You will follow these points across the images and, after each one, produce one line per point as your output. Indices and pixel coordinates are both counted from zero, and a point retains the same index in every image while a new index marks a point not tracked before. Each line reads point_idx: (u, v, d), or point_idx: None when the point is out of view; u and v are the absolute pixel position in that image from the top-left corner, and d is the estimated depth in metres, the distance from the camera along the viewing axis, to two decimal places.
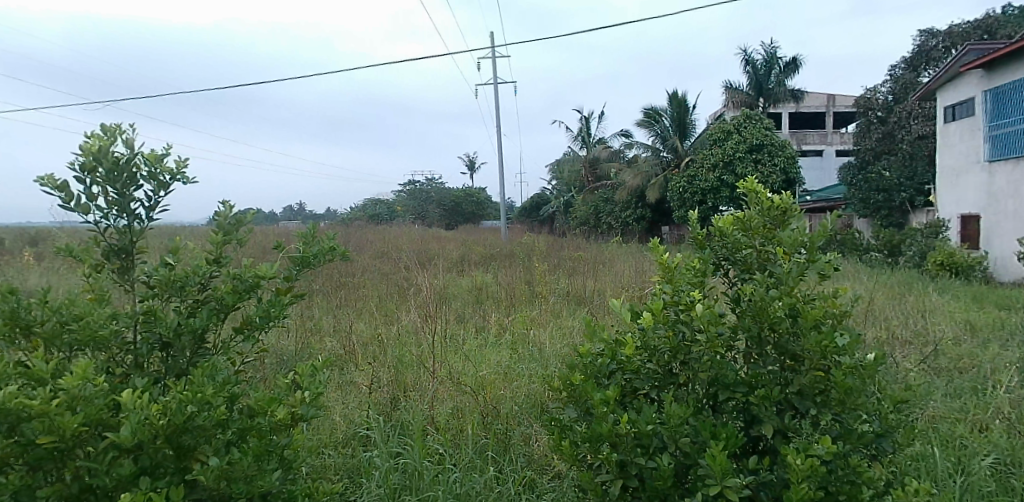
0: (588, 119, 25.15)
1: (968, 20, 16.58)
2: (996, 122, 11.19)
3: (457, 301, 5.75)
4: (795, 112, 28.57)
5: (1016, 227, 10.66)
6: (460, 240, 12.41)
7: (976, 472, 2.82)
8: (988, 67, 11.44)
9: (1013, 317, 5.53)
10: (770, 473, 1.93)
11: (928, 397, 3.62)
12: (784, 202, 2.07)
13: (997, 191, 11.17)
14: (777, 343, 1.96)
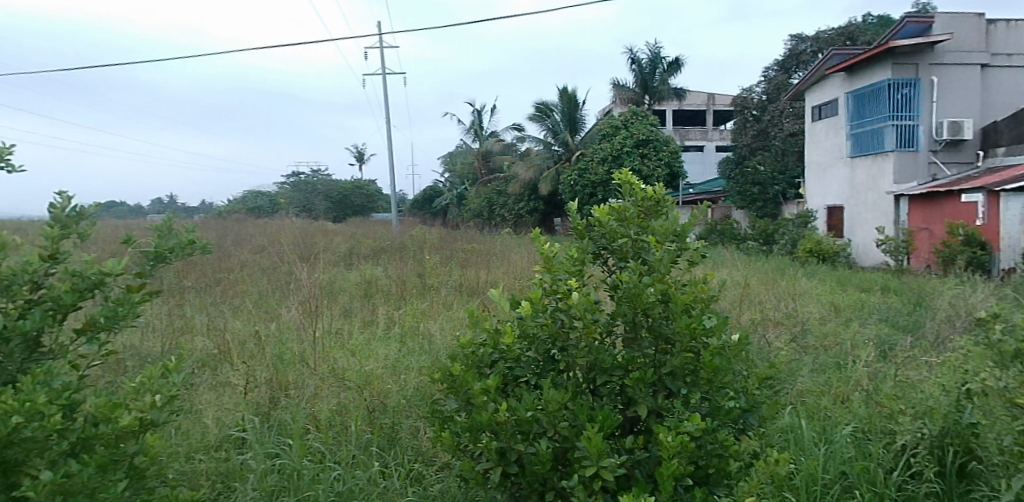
0: (481, 112, 25.40)
1: (833, 27, 17.93)
2: (862, 119, 12.80)
3: (344, 295, 5.68)
4: (680, 109, 30.09)
5: (875, 217, 12.62)
6: (349, 233, 12.21)
7: (838, 440, 3.10)
8: (850, 71, 13.17)
9: (870, 297, 6.10)
10: (645, 451, 2.03)
11: (797, 373, 3.95)
12: (656, 194, 2.19)
13: (859, 184, 13.11)
14: (651, 327, 2.06)
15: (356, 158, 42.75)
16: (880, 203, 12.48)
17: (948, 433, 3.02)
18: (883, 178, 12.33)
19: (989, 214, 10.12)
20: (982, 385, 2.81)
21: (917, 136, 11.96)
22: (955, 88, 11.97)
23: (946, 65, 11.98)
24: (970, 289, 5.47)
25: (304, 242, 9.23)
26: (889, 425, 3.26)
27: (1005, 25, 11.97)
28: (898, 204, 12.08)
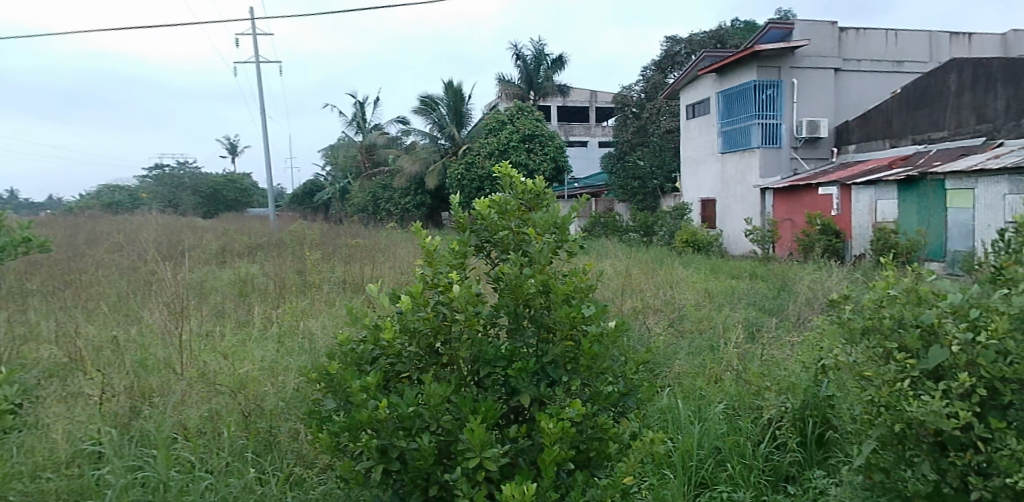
0: (363, 105, 25.10)
1: (705, 30, 19.08)
2: (732, 117, 13.80)
3: (216, 295, 5.40)
4: (565, 106, 30.99)
5: (744, 208, 13.76)
6: (221, 229, 11.58)
7: (712, 418, 3.32)
8: (719, 73, 14.15)
9: (739, 284, 6.55)
10: (528, 439, 2.08)
11: (674, 357, 4.20)
12: (536, 187, 2.25)
13: (729, 178, 14.17)
14: (533, 317, 2.11)
15: (227, 150, 40.54)
16: (748, 196, 13.61)
17: (808, 406, 3.36)
18: (750, 173, 13.41)
19: (842, 206, 11.25)
20: (836, 360, 3.10)
21: (779, 134, 13.08)
22: (813, 90, 13.11)
23: (804, 69, 13.09)
24: (824, 274, 6.01)
25: (170, 239, 8.67)
26: (757, 401, 3.52)
27: (854, 33, 13.21)
28: (762, 197, 13.22)
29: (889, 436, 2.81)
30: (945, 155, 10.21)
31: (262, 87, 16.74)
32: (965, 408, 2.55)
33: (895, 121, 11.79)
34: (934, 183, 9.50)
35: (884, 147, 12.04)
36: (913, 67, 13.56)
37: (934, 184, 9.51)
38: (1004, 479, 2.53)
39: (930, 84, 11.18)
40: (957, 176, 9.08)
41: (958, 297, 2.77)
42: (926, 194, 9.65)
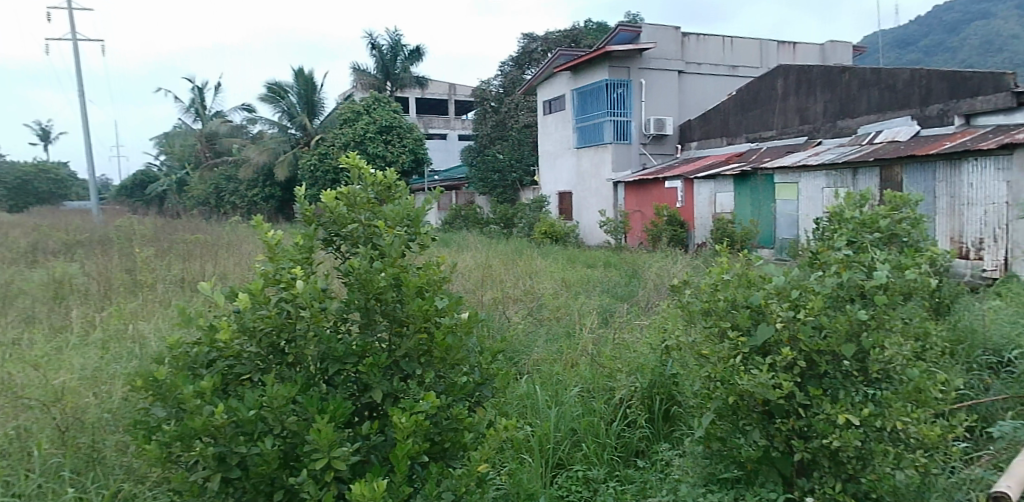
0: (202, 90, 23.61)
1: (560, 29, 19.89)
2: (586, 115, 14.50)
3: (25, 299, 4.87)
4: (423, 98, 30.97)
5: (597, 201, 14.55)
6: (34, 225, 10.35)
7: (567, 401, 3.47)
8: (574, 71, 14.81)
9: (593, 272, 6.92)
10: (381, 436, 2.07)
11: (533, 344, 4.35)
12: (387, 178, 2.24)
13: (584, 171, 14.89)
14: (385, 311, 2.09)
15: (40, 137, 36.19)
16: (601, 189, 14.39)
17: (655, 384, 3.61)
18: (603, 166, 14.18)
19: (685, 198, 12.23)
20: (678, 342, 3.36)
21: (629, 130, 13.99)
22: (660, 91, 14.07)
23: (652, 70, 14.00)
24: (669, 261, 6.48)
25: None
26: (609, 382, 3.74)
27: (695, 39, 14.33)
28: (615, 190, 14.03)
29: (726, 408, 3.08)
30: (773, 152, 11.36)
31: (78, 68, 15.03)
32: (788, 379, 2.86)
33: (731, 121, 12.98)
34: (763, 177, 10.57)
35: (724, 145, 13.17)
36: (747, 72, 14.96)
37: (764, 178, 10.57)
38: (821, 440, 2.88)
39: (761, 88, 12.31)
40: (784, 171, 10.13)
41: (781, 280, 3.10)
42: (757, 187, 10.70)
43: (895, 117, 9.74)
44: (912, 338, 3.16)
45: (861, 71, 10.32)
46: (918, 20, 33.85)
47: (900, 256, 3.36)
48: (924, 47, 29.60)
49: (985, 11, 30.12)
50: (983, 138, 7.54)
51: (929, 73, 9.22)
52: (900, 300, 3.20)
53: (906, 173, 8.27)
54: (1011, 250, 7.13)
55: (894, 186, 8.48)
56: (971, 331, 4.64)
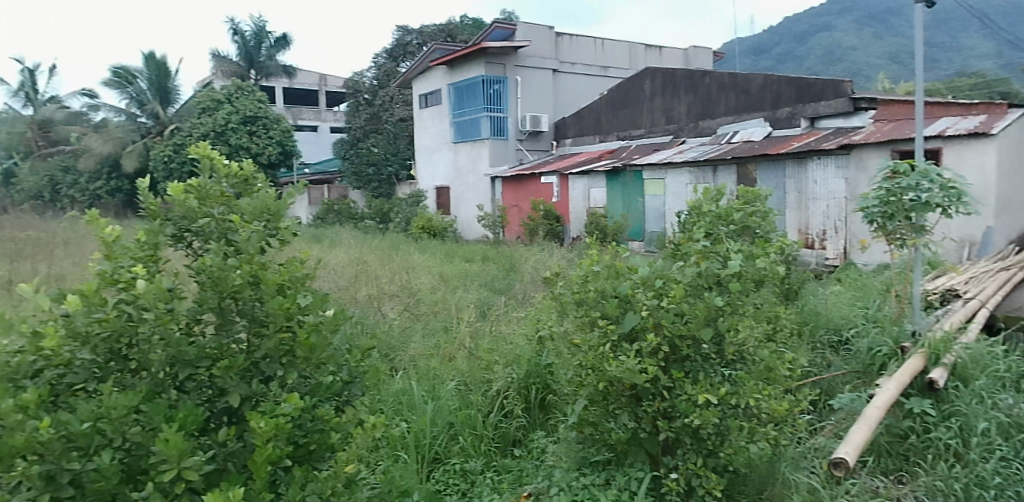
0: (32, 71, 21.36)
1: (435, 23, 20.11)
2: (463, 110, 14.62)
3: None
4: (291, 88, 29.92)
5: (474, 196, 14.73)
6: None
7: (444, 395, 3.50)
8: (450, 66, 14.88)
9: (472, 266, 7.05)
10: (239, 442, 1.99)
11: (410, 340, 4.32)
12: (243, 170, 2.16)
13: (461, 166, 15.04)
14: (241, 311, 1.99)
15: None
16: (478, 184, 14.59)
17: (531, 374, 3.71)
18: (480, 161, 14.38)
19: (561, 193, 12.72)
20: (552, 332, 3.47)
21: (506, 126, 14.25)
22: (535, 88, 14.42)
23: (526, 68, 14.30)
24: (544, 255, 6.73)
25: None
26: (486, 375, 3.80)
27: (569, 39, 14.79)
28: (492, 185, 14.24)
29: (597, 394, 3.21)
30: (642, 150, 12.05)
31: None
32: (652, 364, 3.03)
33: (603, 119, 13.63)
34: (632, 173, 11.11)
35: (597, 141, 13.79)
36: (617, 73, 15.70)
37: (633, 174, 11.10)
38: (683, 419, 3.06)
39: (630, 87, 13.00)
40: (651, 167, 10.69)
41: (646, 270, 3.27)
42: (626, 183, 11.23)
43: (749, 118, 10.61)
44: (762, 321, 3.46)
45: (719, 75, 11.15)
46: (770, 29, 36.96)
47: (752, 245, 3.63)
48: (777, 55, 32.44)
49: (825, 24, 33.41)
50: (824, 140, 8.37)
51: (776, 79, 10.06)
52: (753, 286, 3.47)
53: (760, 170, 9.03)
54: (848, 241, 7.96)
55: (751, 183, 9.24)
56: (816, 314, 5.15)
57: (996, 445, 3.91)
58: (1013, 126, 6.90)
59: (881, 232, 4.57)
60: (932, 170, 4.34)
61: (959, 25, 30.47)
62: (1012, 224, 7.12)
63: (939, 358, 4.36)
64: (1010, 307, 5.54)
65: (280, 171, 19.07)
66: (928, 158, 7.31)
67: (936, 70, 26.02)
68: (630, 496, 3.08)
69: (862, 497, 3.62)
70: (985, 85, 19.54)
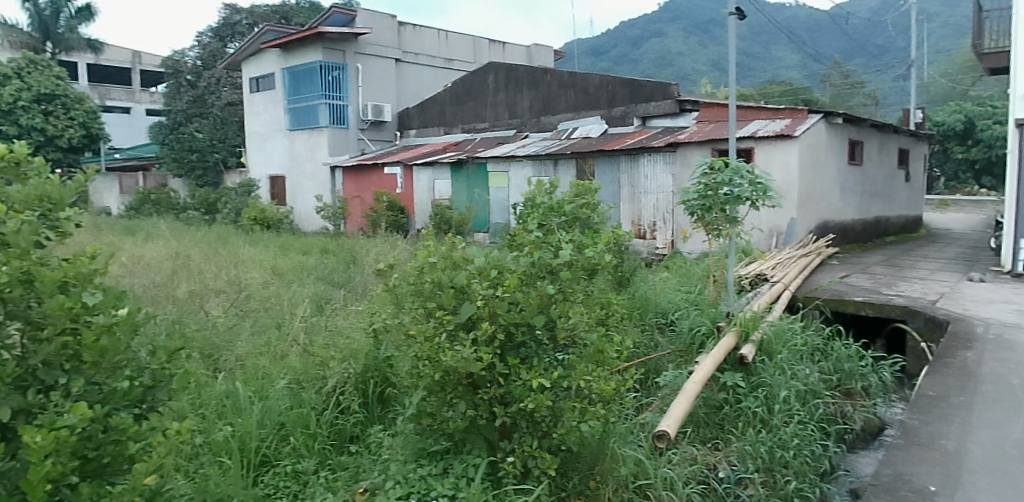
0: None
1: (267, 5, 20.01)
2: (298, 96, 14.52)
3: None
4: (97, 65, 27.22)
5: (313, 186, 14.73)
6: None
7: (272, 395, 3.40)
8: (285, 49, 14.67)
9: (309, 259, 7.14)
10: (13, 459, 1.79)
11: (237, 338, 4.18)
12: (12, 153, 1.95)
13: (297, 154, 14.95)
14: (11, 312, 1.78)
15: None
16: (317, 174, 14.59)
17: (369, 369, 3.74)
18: (319, 150, 14.38)
19: (405, 184, 12.83)
20: (386, 324, 3.49)
21: (346, 115, 14.32)
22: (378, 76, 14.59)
23: (367, 56, 14.43)
24: (387, 248, 7.03)
25: None
26: (320, 371, 3.77)
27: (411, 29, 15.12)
28: (333, 175, 14.30)
29: (434, 385, 3.24)
30: (487, 143, 12.45)
31: None
32: (486, 352, 3.09)
33: (448, 111, 14.05)
34: (477, 165, 11.51)
35: (441, 133, 14.19)
36: (461, 65, 16.42)
37: (475, 167, 11.55)
38: (518, 404, 3.17)
39: (474, 80, 13.44)
40: (496, 160, 11.15)
41: (482, 260, 3.30)
42: (471, 175, 11.63)
43: (588, 115, 11.43)
44: (593, 307, 3.67)
45: (560, 74, 11.92)
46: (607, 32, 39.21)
47: (582, 236, 3.83)
48: (613, 56, 34.76)
49: (656, 30, 36.11)
50: (653, 139, 9.17)
51: (612, 80, 10.98)
52: (586, 275, 3.66)
53: (597, 164, 9.56)
54: (674, 231, 8.82)
55: (588, 176, 9.76)
56: (645, 300, 5.52)
57: (794, 410, 4.48)
58: (812, 129, 7.88)
59: (701, 223, 5.00)
60: (742, 166, 4.82)
61: (768, 37, 34.37)
62: (812, 216, 8.09)
63: (748, 335, 4.88)
64: (807, 289, 6.67)
65: (83, 156, 17.89)
66: (741, 156, 8.22)
67: (751, 77, 29.28)
68: (467, 482, 3.15)
69: (681, 465, 3.97)
70: (791, 93, 22.46)
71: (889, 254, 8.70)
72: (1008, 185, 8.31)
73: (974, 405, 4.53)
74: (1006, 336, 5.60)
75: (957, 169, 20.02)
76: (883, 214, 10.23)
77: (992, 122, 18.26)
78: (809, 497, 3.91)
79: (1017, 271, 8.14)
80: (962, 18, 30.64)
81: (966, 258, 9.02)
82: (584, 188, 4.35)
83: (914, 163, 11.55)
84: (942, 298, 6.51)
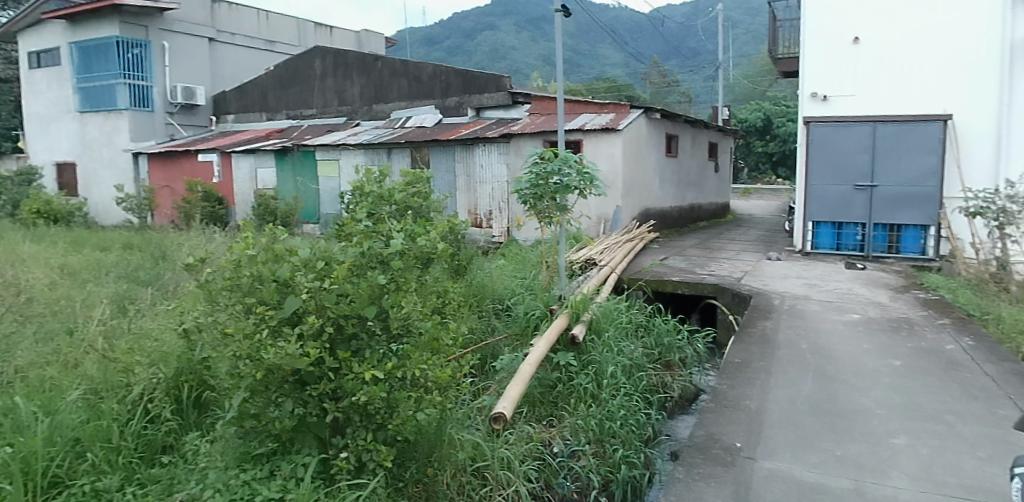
0: None
1: None
2: (90, 75, 14.08)
3: None
4: None
5: (111, 174, 14.41)
6: None
7: (62, 410, 3.08)
8: (71, 21, 14.12)
9: (109, 255, 6.53)
10: None
11: (16, 347, 3.73)
12: None
13: (91, 139, 14.50)
14: None
15: None
16: (115, 161, 14.28)
17: (182, 372, 3.53)
18: (118, 135, 14.07)
19: (223, 173, 12.79)
20: (198, 322, 3.26)
21: (149, 96, 14.15)
22: (189, 54, 14.76)
23: (177, 33, 14.47)
24: (200, 243, 6.64)
25: None
26: (124, 379, 3.51)
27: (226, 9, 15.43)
28: (136, 162, 14.01)
29: (258, 385, 3.06)
30: (315, 131, 12.87)
31: None
32: (314, 347, 2.96)
33: (269, 95, 14.49)
34: (303, 153, 11.76)
35: (264, 119, 14.58)
36: (283, 47, 17.09)
37: (300, 154, 11.79)
38: (350, 398, 3.08)
39: (299, 66, 14.00)
40: (325, 149, 11.43)
41: (306, 252, 3.17)
42: (296, 163, 11.86)
43: (421, 105, 12.20)
44: (427, 296, 3.66)
45: (391, 62, 12.62)
46: (441, 23, 39.17)
47: (414, 225, 3.82)
48: (447, 47, 35.07)
49: (490, 23, 36.81)
50: (487, 130, 9.59)
51: (443, 71, 11.74)
52: (420, 264, 3.64)
53: (431, 153, 9.90)
54: (509, 219, 9.31)
55: (421, 165, 10.10)
56: (482, 286, 5.70)
57: (620, 383, 4.83)
58: (634, 123, 8.50)
59: (534, 211, 5.20)
60: (571, 156, 5.09)
61: (595, 36, 36.50)
62: (635, 204, 8.75)
63: (579, 316, 5.17)
64: (632, 271, 7.23)
65: None
66: (571, 148, 8.60)
67: (579, 74, 31.11)
68: (296, 483, 3.04)
69: (517, 444, 4.11)
70: (615, 89, 24.20)
71: (702, 237, 9.66)
72: (798, 175, 9.51)
73: (772, 369, 5.17)
74: (797, 306, 6.46)
75: (757, 161, 22.70)
76: (696, 202, 11.31)
77: (786, 119, 20.91)
78: (635, 462, 4.24)
79: (807, 250, 9.39)
80: (760, 27, 34.69)
81: (766, 240, 10.26)
82: (416, 177, 4.39)
83: (722, 156, 12.88)
84: (746, 276, 7.35)
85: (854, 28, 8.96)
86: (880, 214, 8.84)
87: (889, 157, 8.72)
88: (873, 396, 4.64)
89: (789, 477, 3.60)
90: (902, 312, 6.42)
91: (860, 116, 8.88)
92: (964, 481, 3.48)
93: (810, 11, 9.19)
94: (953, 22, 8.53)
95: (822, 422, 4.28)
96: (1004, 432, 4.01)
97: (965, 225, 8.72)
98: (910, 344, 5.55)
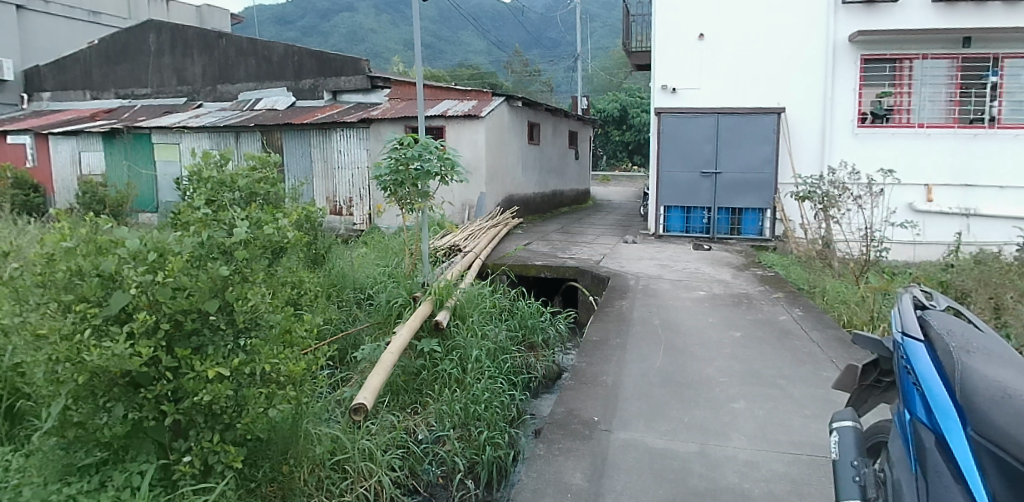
0: None
1: None
2: None
3: None
4: None
5: None
6: None
7: None
8: None
9: None
10: None
11: None
12: None
13: None
14: None
15: None
16: None
17: None
18: None
19: (38, 157, 11.71)
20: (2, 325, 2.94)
21: None
22: None
23: None
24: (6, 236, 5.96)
25: None
26: None
27: None
28: None
29: (81, 390, 2.78)
30: (150, 111, 11.79)
31: None
32: (147, 346, 2.72)
33: (94, 72, 13.36)
34: (135, 135, 10.79)
35: (87, 98, 13.39)
36: (109, 19, 16.04)
37: (131, 137, 10.80)
38: (191, 398, 2.88)
39: (129, 41, 12.96)
40: (163, 131, 10.56)
41: (135, 243, 2.88)
42: (127, 146, 10.87)
43: (274, 86, 11.57)
44: (278, 287, 3.49)
45: (236, 40, 11.91)
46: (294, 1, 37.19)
47: (261, 212, 3.64)
48: (302, 27, 33.44)
49: (348, 5, 35.63)
50: (346, 114, 9.34)
51: (296, 51, 11.25)
52: (269, 254, 3.48)
53: (286, 139, 9.50)
54: (370, 206, 9.14)
55: (275, 150, 9.66)
56: (343, 276, 5.61)
57: (485, 366, 4.92)
58: (496, 110, 8.63)
59: (395, 197, 5.14)
60: (432, 143, 5.08)
61: (457, 23, 36.52)
62: (498, 190, 8.92)
63: (442, 303, 5.18)
64: (495, 256, 7.39)
65: None
66: (434, 134, 8.58)
67: (442, 60, 31.00)
68: (131, 493, 2.84)
69: (380, 434, 4.08)
70: (478, 77, 24.43)
71: (563, 222, 10.05)
72: (652, 162, 10.12)
73: (627, 344, 5.52)
74: (650, 286, 6.93)
75: (615, 149, 23.92)
76: (558, 189, 11.72)
77: (641, 110, 22.20)
78: (499, 443, 4.27)
79: (660, 233, 10.05)
80: (615, 21, 36.45)
81: (623, 224, 10.86)
82: (263, 162, 4.18)
83: (581, 144, 13.43)
84: (605, 258, 7.76)
85: (697, 26, 9.66)
86: (724, 198, 9.66)
87: (731, 146, 9.54)
88: (716, 366, 5.08)
89: (642, 446, 3.87)
90: (742, 288, 7.08)
91: (704, 108, 9.61)
92: (794, 437, 3.92)
93: (659, 8, 9.76)
94: (779, 25, 9.45)
95: (672, 393, 4.63)
96: (826, 391, 4.57)
97: (795, 209, 9.76)
98: (749, 316, 6.15)
